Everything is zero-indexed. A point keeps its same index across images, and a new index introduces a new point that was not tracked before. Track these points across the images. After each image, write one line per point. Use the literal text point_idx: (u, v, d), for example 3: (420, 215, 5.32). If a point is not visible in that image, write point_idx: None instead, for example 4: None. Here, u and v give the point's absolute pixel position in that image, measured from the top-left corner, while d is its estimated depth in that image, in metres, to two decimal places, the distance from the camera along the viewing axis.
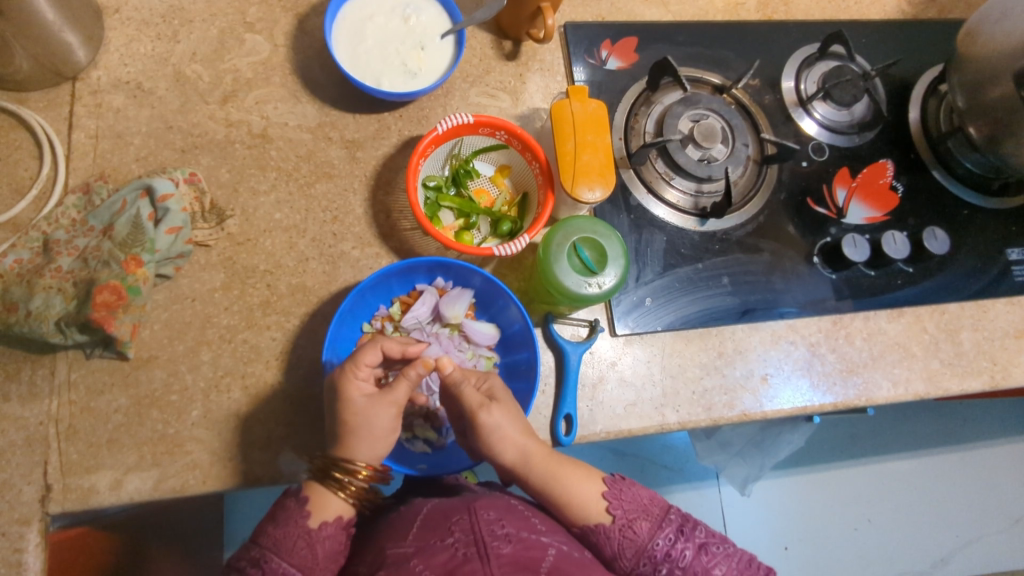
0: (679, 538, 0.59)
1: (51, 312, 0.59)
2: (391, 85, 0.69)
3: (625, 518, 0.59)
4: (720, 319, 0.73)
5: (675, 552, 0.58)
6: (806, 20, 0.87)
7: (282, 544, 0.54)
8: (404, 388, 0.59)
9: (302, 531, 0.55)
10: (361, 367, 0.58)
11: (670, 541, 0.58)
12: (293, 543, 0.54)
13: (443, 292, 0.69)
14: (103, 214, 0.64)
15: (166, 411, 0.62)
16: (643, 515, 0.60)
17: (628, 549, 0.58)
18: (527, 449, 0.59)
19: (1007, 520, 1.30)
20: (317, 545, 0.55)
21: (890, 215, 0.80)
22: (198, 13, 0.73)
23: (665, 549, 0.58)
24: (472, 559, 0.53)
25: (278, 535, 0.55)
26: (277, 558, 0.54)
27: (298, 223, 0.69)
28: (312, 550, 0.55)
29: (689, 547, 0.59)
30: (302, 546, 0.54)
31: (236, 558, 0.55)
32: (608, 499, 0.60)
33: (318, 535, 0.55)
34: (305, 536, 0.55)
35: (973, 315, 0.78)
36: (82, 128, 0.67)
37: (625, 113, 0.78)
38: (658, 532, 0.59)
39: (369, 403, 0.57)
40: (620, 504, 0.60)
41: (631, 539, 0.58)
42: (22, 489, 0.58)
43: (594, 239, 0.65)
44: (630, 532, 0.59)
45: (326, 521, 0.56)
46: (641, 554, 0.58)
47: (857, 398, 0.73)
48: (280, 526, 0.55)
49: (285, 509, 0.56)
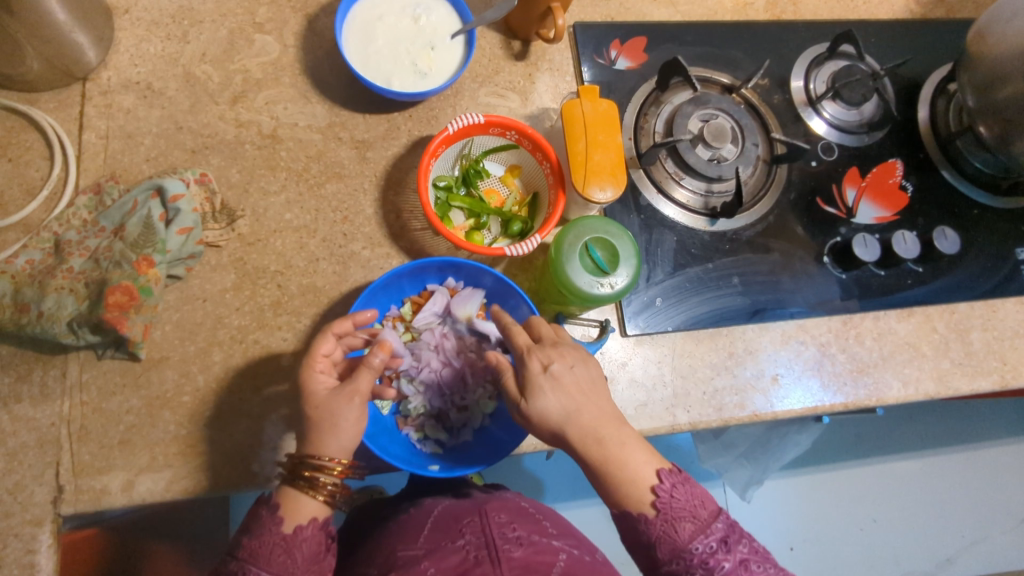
0: (720, 548, 0.53)
1: (63, 313, 0.59)
2: (402, 85, 0.69)
3: (669, 515, 0.54)
4: (731, 319, 0.73)
5: (713, 561, 0.52)
6: (815, 19, 0.87)
7: (259, 553, 0.50)
8: (368, 376, 0.56)
9: (279, 537, 0.51)
10: (319, 361, 0.56)
11: (710, 550, 0.53)
12: (270, 551, 0.50)
13: (454, 293, 0.69)
14: (114, 215, 0.63)
15: (178, 412, 0.61)
16: (689, 517, 0.54)
17: (664, 545, 0.54)
18: (561, 431, 0.56)
19: (1013, 521, 1.29)
20: (295, 549, 0.51)
21: (900, 214, 0.80)
22: (208, 13, 0.72)
23: (703, 557, 0.53)
24: (484, 561, 0.53)
25: (254, 544, 0.51)
26: (255, 567, 0.50)
27: (309, 223, 0.69)
28: (290, 555, 0.51)
29: (730, 559, 0.53)
30: (279, 553, 0.50)
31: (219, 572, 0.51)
32: (658, 493, 0.55)
33: (294, 539, 0.51)
34: (282, 542, 0.51)
35: (984, 314, 0.78)
36: (92, 128, 0.67)
37: (635, 113, 0.78)
38: (699, 537, 0.53)
39: (332, 397, 0.54)
40: (668, 500, 0.55)
41: (670, 536, 0.54)
42: (34, 490, 0.58)
43: (605, 239, 0.65)
44: (671, 530, 0.54)
45: (301, 524, 0.52)
46: (676, 554, 0.53)
47: (868, 397, 0.73)
48: (255, 536, 0.51)
49: (258, 517, 0.52)
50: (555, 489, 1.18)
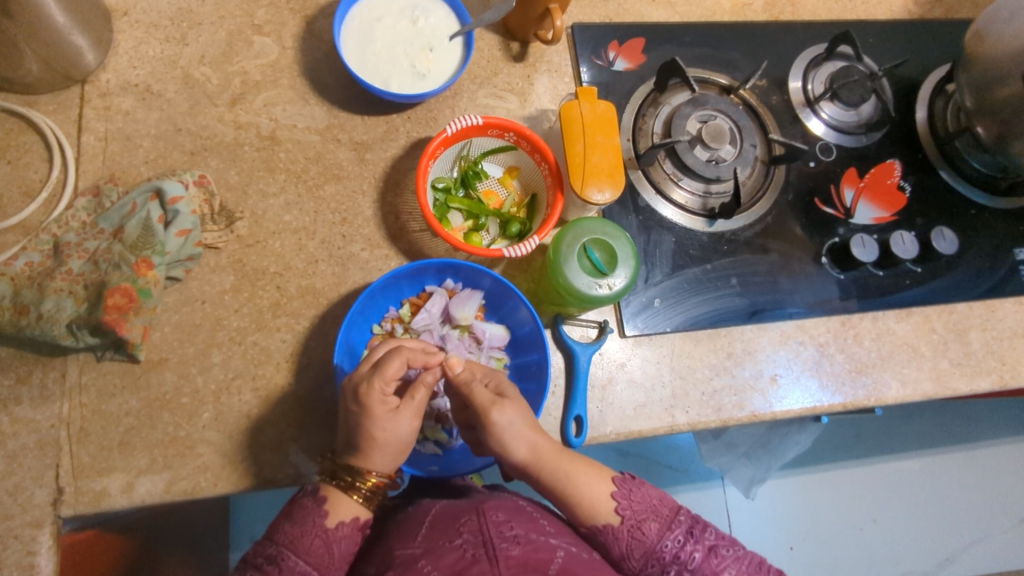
0: (688, 540, 0.58)
1: (62, 315, 0.59)
2: (400, 87, 0.69)
3: (634, 518, 0.58)
4: (730, 319, 0.73)
5: (684, 554, 0.57)
6: (813, 20, 0.87)
7: (300, 543, 0.54)
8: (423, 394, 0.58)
9: (320, 530, 0.54)
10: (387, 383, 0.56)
11: (679, 543, 0.57)
12: (311, 543, 0.54)
13: (453, 294, 0.69)
14: (113, 217, 0.64)
15: (177, 413, 0.62)
16: (653, 516, 0.59)
17: (636, 550, 0.58)
18: (543, 442, 0.59)
19: (1011, 520, 1.30)
20: (334, 545, 0.55)
21: (898, 214, 0.80)
22: (207, 15, 0.73)
23: (674, 551, 0.57)
24: (481, 560, 0.53)
25: (295, 533, 0.54)
26: (295, 557, 0.53)
27: (308, 225, 0.69)
28: (329, 549, 0.54)
29: (699, 548, 0.58)
30: (319, 545, 0.54)
31: (252, 555, 0.54)
32: (618, 499, 0.59)
33: (334, 535, 0.55)
34: (322, 536, 0.54)
35: (982, 314, 0.78)
36: (91, 131, 0.67)
37: (633, 114, 0.78)
38: (666, 534, 0.58)
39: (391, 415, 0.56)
40: (629, 505, 0.59)
41: (640, 540, 0.58)
42: (34, 492, 0.58)
43: (604, 240, 0.65)
44: (639, 533, 0.58)
45: (343, 521, 0.55)
46: (649, 555, 0.57)
47: (866, 397, 0.73)
48: (298, 524, 0.55)
49: (302, 507, 0.56)
50: None
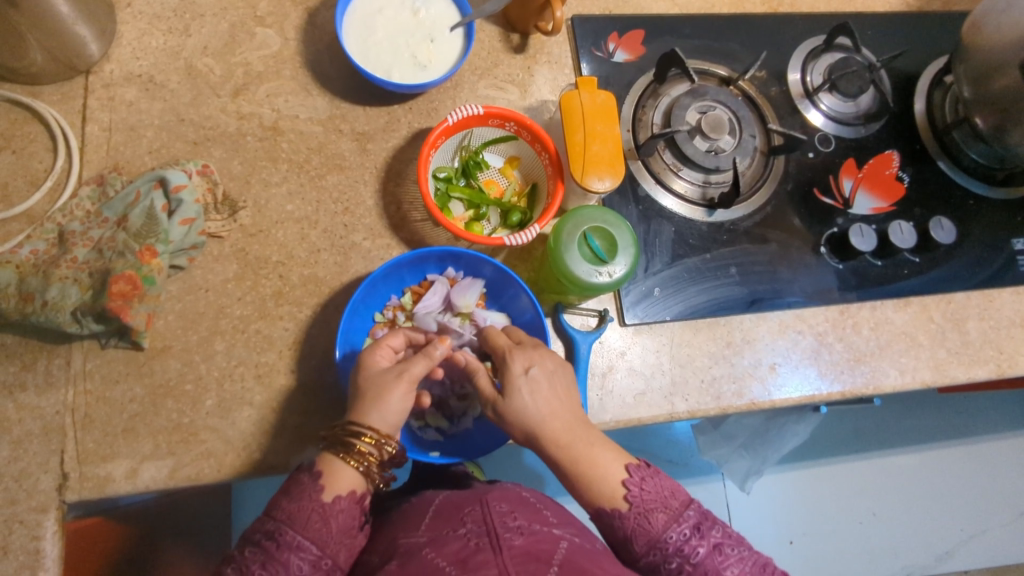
0: (693, 534, 0.56)
1: (67, 302, 0.59)
2: (402, 77, 0.70)
3: (643, 507, 0.57)
4: (729, 308, 0.74)
5: (687, 548, 0.56)
6: (812, 12, 0.87)
7: (297, 519, 0.52)
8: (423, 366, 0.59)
9: (316, 504, 0.53)
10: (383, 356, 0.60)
11: (683, 537, 0.56)
12: (307, 518, 0.52)
13: (454, 282, 0.70)
14: (117, 206, 0.64)
15: (182, 401, 0.62)
16: (661, 507, 0.58)
17: (640, 536, 0.57)
18: (547, 428, 0.60)
19: (1010, 514, 1.30)
20: (331, 519, 0.53)
21: (896, 205, 0.81)
22: (209, 7, 0.73)
23: (677, 544, 0.56)
24: (484, 548, 0.53)
25: (291, 509, 0.53)
26: (291, 530, 0.52)
27: (310, 214, 0.69)
28: (326, 524, 0.53)
29: (704, 544, 0.56)
30: (315, 519, 0.52)
31: (251, 530, 0.53)
32: (629, 486, 0.58)
33: (332, 509, 0.53)
34: (319, 510, 0.53)
35: (980, 304, 0.78)
36: (95, 121, 0.68)
37: (633, 105, 0.79)
38: (673, 526, 0.57)
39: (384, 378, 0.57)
40: (639, 493, 0.58)
41: (645, 528, 0.57)
42: (39, 477, 0.58)
43: (604, 228, 0.65)
44: (645, 521, 0.57)
45: (340, 495, 0.54)
46: (653, 544, 0.56)
47: (865, 386, 0.73)
48: (295, 499, 0.53)
49: (298, 483, 0.54)
50: (555, 483, 1.19)
